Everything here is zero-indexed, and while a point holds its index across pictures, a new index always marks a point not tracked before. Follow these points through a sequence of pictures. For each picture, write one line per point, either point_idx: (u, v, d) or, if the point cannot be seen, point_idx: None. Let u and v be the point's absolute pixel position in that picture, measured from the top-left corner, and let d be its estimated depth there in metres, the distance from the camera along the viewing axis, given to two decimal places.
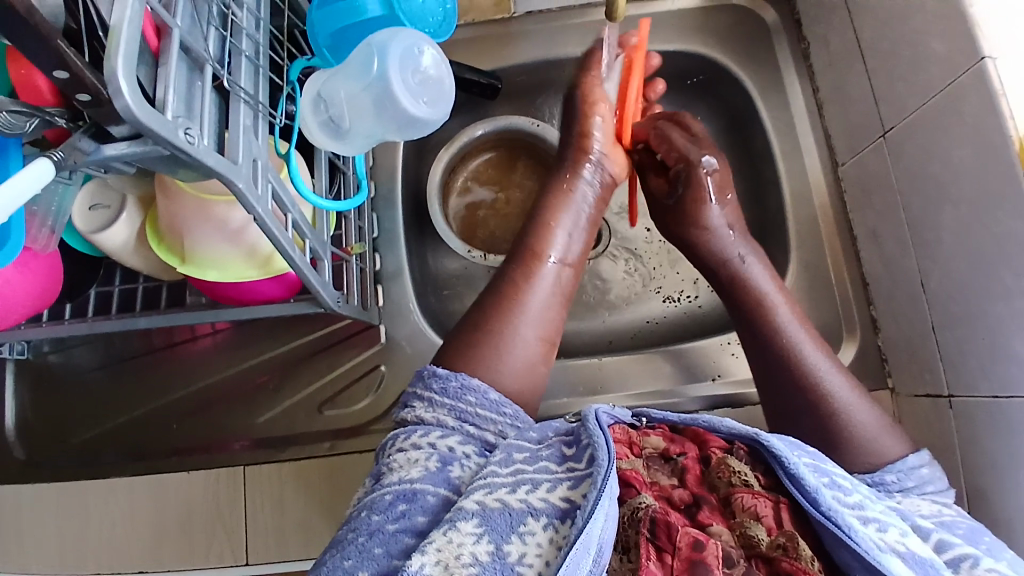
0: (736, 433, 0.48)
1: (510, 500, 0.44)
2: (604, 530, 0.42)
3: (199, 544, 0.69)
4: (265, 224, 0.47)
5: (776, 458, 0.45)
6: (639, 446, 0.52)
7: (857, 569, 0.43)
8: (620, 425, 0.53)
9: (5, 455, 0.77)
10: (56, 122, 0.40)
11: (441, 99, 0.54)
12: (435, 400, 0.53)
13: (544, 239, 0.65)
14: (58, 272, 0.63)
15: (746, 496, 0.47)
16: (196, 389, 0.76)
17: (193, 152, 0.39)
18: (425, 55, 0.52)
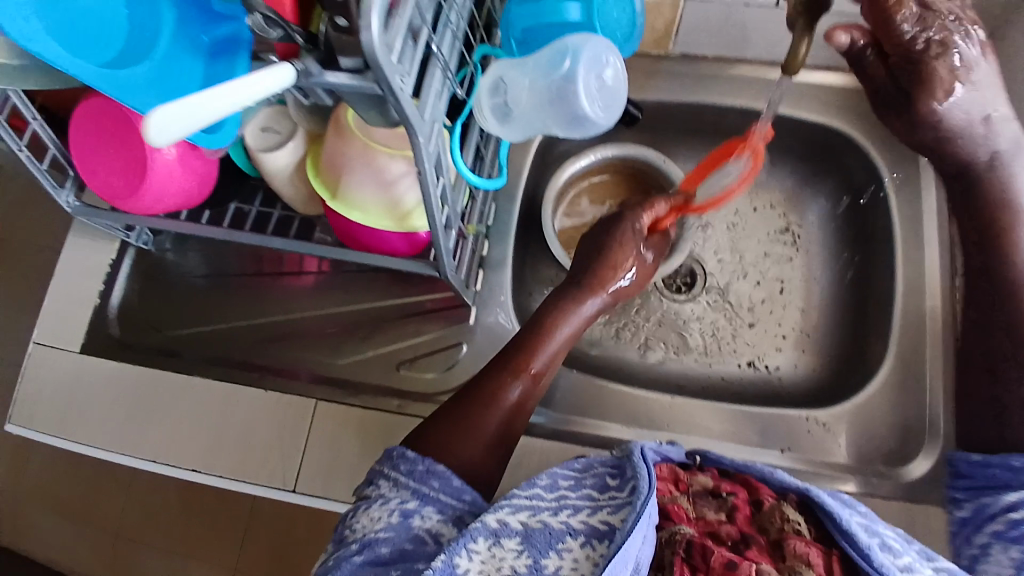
0: (787, 485, 0.50)
1: (548, 520, 0.46)
2: (641, 551, 0.44)
3: (253, 460, 0.72)
4: (426, 179, 0.51)
5: (830, 514, 0.47)
6: (685, 482, 0.54)
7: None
8: (666, 463, 0.55)
9: (100, 330, 0.82)
10: (295, 38, 0.43)
11: (609, 105, 0.58)
12: (399, 481, 0.49)
13: (533, 349, 0.61)
14: (209, 180, 0.69)
15: (798, 542, 0.47)
16: (287, 318, 0.81)
17: (400, 98, 0.42)
18: (610, 66, 0.56)
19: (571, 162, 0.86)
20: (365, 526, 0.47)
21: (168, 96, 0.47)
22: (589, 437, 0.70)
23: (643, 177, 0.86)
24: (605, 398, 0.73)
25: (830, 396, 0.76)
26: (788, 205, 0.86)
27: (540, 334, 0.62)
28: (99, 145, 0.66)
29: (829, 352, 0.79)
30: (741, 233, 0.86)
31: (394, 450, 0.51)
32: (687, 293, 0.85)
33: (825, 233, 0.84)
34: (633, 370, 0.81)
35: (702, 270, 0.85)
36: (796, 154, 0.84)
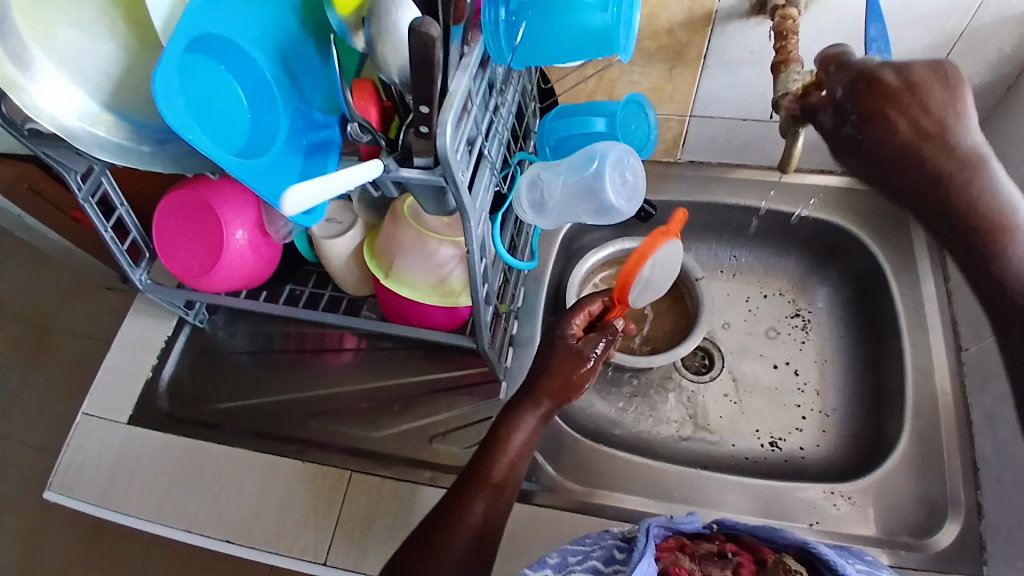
0: (790, 541, 0.54)
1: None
2: None
3: (289, 531, 0.74)
4: (474, 258, 0.58)
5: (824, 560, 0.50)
6: (692, 548, 0.57)
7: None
8: (675, 536, 0.58)
9: (149, 403, 0.86)
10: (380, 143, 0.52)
11: (630, 198, 0.64)
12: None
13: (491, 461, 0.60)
14: (272, 262, 0.77)
15: None
16: (326, 392, 0.85)
17: (462, 189, 0.50)
18: (631, 166, 0.63)
19: (594, 253, 0.93)
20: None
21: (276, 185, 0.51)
22: (619, 510, 0.73)
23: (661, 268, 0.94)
24: (631, 473, 0.76)
25: (853, 473, 0.78)
26: (797, 291, 0.92)
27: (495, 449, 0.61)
28: (174, 231, 0.75)
29: (847, 429, 0.82)
30: (753, 318, 0.92)
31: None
32: (706, 375, 0.89)
33: (835, 317, 0.89)
34: (657, 447, 0.84)
35: (719, 352, 0.90)
36: (800, 245, 0.92)
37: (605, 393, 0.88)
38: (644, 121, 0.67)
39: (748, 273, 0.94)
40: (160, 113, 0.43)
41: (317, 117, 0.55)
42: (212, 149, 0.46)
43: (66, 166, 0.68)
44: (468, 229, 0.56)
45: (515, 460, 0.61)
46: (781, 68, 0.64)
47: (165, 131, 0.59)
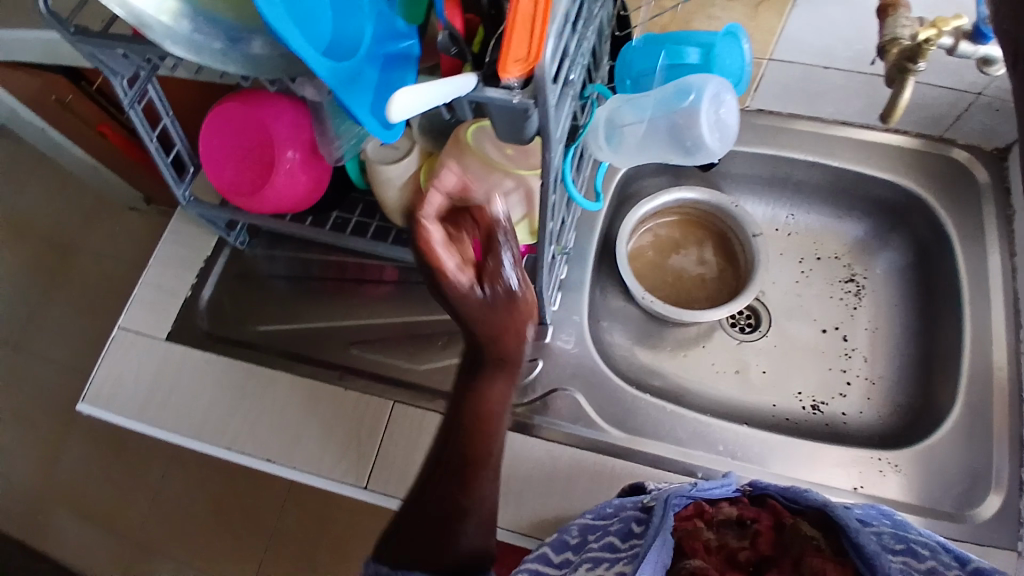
0: (814, 502, 0.55)
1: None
2: None
3: (330, 456, 0.75)
4: (546, 192, 0.55)
5: (838, 521, 0.51)
6: (711, 514, 0.59)
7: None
8: (696, 502, 0.60)
9: (189, 322, 0.85)
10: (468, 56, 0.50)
11: (716, 136, 0.60)
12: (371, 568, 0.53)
13: None
14: (323, 185, 0.75)
15: (815, 560, 0.51)
16: (369, 323, 0.84)
17: (548, 113, 0.47)
18: (724, 103, 0.59)
19: (647, 201, 0.91)
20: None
21: (359, 95, 0.48)
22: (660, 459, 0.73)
23: (719, 224, 0.91)
24: (674, 424, 0.75)
25: (896, 441, 0.78)
26: (853, 256, 0.90)
27: None
28: (224, 146, 0.72)
29: (892, 398, 0.81)
30: (804, 280, 0.90)
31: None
32: (752, 333, 0.87)
33: (891, 284, 0.87)
34: (698, 402, 0.83)
35: (766, 311, 0.88)
36: (861, 208, 0.89)
37: (647, 345, 0.87)
38: (740, 55, 0.64)
39: (804, 234, 0.92)
40: (255, 2, 0.41)
41: (399, 28, 0.51)
42: (298, 46, 0.44)
43: (112, 70, 0.65)
44: (547, 159, 0.52)
45: (494, 414, 0.49)
46: (889, 11, 0.57)
47: (239, 31, 0.51)
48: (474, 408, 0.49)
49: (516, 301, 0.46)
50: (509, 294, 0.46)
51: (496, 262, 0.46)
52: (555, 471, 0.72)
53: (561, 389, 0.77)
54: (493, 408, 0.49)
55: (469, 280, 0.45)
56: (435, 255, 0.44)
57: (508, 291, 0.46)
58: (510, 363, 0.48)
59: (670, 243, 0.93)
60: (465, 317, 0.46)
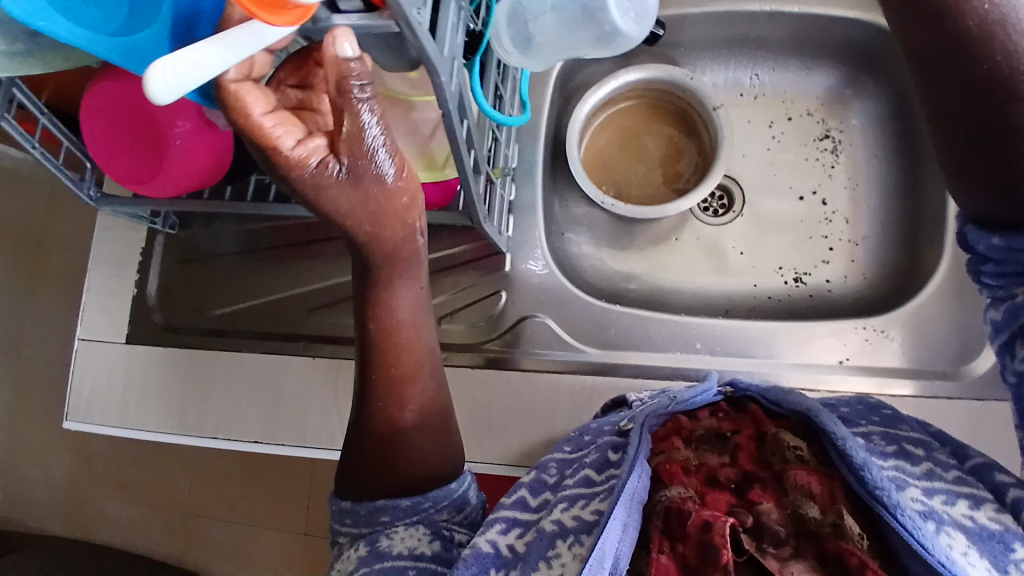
0: (798, 407, 0.53)
1: (544, 523, 0.50)
2: (621, 541, 0.45)
3: (312, 427, 0.74)
4: (451, 121, 0.50)
5: (826, 432, 0.48)
6: (688, 430, 0.57)
7: (905, 547, 0.44)
8: (671, 418, 0.58)
9: (144, 317, 0.82)
10: None
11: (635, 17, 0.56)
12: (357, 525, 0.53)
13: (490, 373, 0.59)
14: (228, 152, 0.69)
15: (800, 473, 0.50)
16: (324, 286, 0.79)
17: (418, 33, 0.41)
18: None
19: (594, 89, 0.82)
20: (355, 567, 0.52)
21: None
22: (638, 367, 0.71)
23: (682, 108, 0.83)
24: (650, 329, 0.73)
25: (887, 303, 0.74)
26: (827, 110, 0.82)
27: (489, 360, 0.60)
28: (110, 135, 0.65)
29: (879, 262, 0.77)
30: (775, 148, 0.82)
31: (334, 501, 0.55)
32: (725, 215, 0.82)
33: (869, 136, 0.80)
34: (679, 299, 0.80)
35: (739, 188, 0.82)
36: (832, 55, 0.80)
37: (617, 249, 0.82)
38: None
39: (772, 93, 0.83)
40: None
41: None
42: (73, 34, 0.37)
43: None
44: (439, 85, 0.46)
45: (409, 328, 0.53)
46: None
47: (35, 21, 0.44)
48: (384, 318, 0.52)
49: (383, 200, 0.45)
50: (377, 176, 0.43)
51: (354, 128, 0.40)
52: (538, 401, 0.71)
53: (531, 316, 0.74)
54: (408, 316, 0.53)
55: (316, 157, 0.41)
56: (268, 129, 0.41)
57: (375, 171, 0.43)
58: (410, 268, 0.51)
59: (635, 143, 0.85)
60: (336, 201, 0.44)
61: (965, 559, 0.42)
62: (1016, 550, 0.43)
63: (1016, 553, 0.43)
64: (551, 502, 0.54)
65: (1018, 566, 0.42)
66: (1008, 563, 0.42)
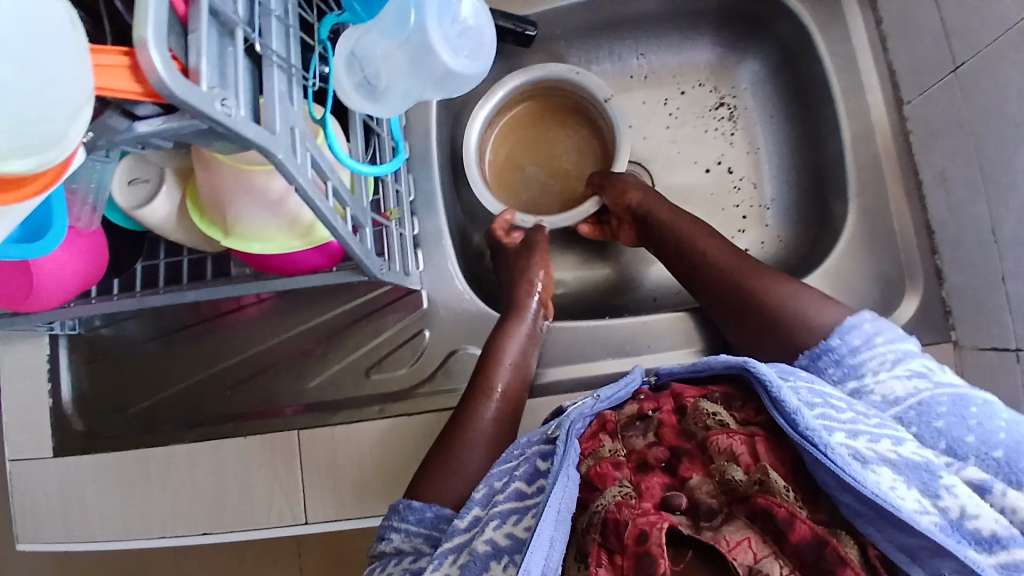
0: (728, 363, 0.50)
1: (476, 545, 0.48)
2: (548, 558, 0.43)
3: (260, 508, 0.72)
4: (307, 194, 0.46)
5: (763, 383, 0.47)
6: (613, 423, 0.54)
7: (838, 488, 0.42)
8: (596, 415, 0.55)
9: (66, 428, 0.78)
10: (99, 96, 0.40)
11: (480, 51, 0.53)
12: (410, 531, 0.55)
13: (490, 374, 0.66)
14: (102, 250, 0.65)
15: (721, 437, 0.47)
16: (243, 358, 0.77)
17: (231, 124, 0.38)
18: (463, 5, 0.52)
19: (482, 102, 0.79)
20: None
21: None
22: (571, 380, 0.71)
23: (583, 101, 0.79)
24: (577, 339, 0.72)
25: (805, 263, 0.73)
26: (717, 79, 0.81)
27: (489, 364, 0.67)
28: None
29: (792, 221, 0.77)
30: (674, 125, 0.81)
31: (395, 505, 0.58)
32: None
33: (761, 97, 0.80)
34: (606, 298, 0.79)
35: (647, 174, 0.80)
36: (710, 23, 0.79)
37: None
38: None
39: (660, 71, 0.81)
40: None
41: None
42: None
43: None
44: (281, 164, 0.43)
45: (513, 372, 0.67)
46: None
47: None
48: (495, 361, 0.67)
49: None
50: None
51: None
52: None
53: (457, 350, 0.73)
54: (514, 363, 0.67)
55: None
56: None
57: None
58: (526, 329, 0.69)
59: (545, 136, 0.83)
60: None
61: (893, 490, 0.41)
62: (941, 477, 0.42)
63: (942, 478, 0.42)
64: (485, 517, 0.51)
65: (948, 489, 0.41)
66: (939, 488, 0.41)
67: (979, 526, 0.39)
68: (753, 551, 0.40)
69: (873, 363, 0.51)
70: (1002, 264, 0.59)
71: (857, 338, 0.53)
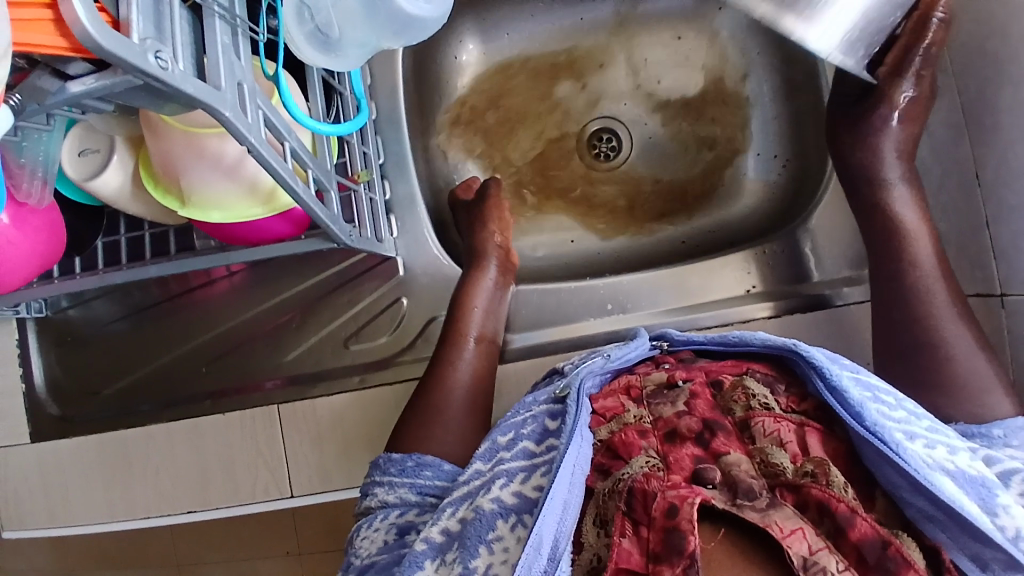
0: (773, 343, 0.49)
1: (481, 502, 0.46)
2: (561, 521, 0.42)
3: (243, 483, 0.71)
4: (262, 155, 0.44)
5: (818, 369, 0.45)
6: (639, 388, 0.51)
7: (906, 490, 0.41)
8: (621, 375, 0.53)
9: (40, 412, 0.76)
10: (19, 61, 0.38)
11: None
12: (394, 481, 0.53)
13: (464, 317, 0.66)
14: (60, 226, 0.62)
15: (767, 421, 0.45)
16: (218, 334, 0.75)
17: (167, 80, 0.35)
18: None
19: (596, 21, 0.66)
20: (369, 549, 0.50)
21: None
22: (552, 342, 0.70)
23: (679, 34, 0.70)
24: (558, 300, 0.71)
25: (786, 216, 0.72)
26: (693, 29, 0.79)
27: (458, 309, 0.67)
28: None
29: (775, 174, 0.75)
30: (650, 80, 0.80)
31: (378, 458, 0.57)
32: (614, 160, 0.80)
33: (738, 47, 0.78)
34: (586, 258, 0.77)
35: (623, 129, 0.80)
36: None
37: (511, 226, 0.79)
38: None
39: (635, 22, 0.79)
40: None
41: None
42: None
43: None
44: (228, 125, 0.40)
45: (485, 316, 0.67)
46: None
47: None
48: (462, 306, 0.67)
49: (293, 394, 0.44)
50: None
51: None
52: None
53: (436, 317, 0.72)
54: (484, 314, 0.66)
55: None
56: None
57: None
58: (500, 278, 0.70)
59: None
60: None
61: (957, 498, 0.39)
62: (998, 494, 0.41)
63: (1000, 496, 0.41)
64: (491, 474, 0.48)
65: (1005, 508, 0.40)
66: (996, 506, 0.40)
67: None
68: (808, 542, 0.37)
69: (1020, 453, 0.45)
70: (985, 206, 0.58)
71: (1000, 431, 0.47)
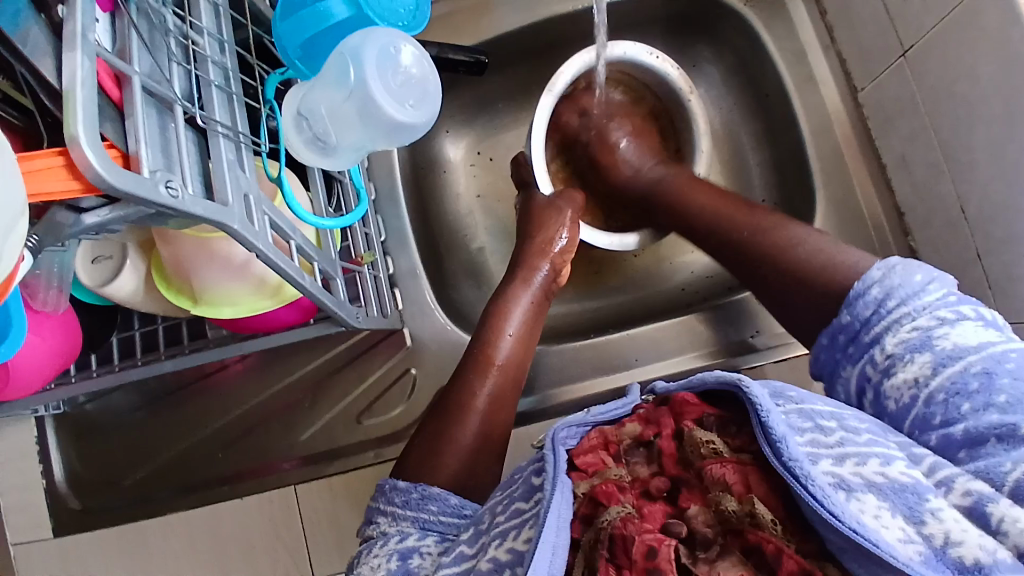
0: (719, 381, 0.44)
1: (479, 564, 0.43)
2: (553, 564, 0.39)
3: (265, 567, 0.71)
4: (270, 259, 0.46)
5: (754, 407, 0.41)
6: (616, 443, 0.46)
7: (820, 523, 0.37)
8: (596, 427, 0.48)
9: (61, 507, 0.76)
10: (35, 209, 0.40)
11: (426, 99, 0.51)
12: (398, 513, 0.51)
13: (490, 343, 0.64)
14: (73, 327, 0.64)
15: (714, 466, 0.41)
16: (231, 419, 0.76)
17: (178, 206, 0.37)
18: (404, 54, 0.50)
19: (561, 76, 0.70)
20: (368, 574, 0.47)
21: None
22: (561, 402, 0.71)
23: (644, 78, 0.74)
24: (566, 357, 0.72)
25: None
26: None
27: (491, 331, 0.65)
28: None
29: None
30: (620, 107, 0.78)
31: (382, 480, 0.54)
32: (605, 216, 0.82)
33: (717, 95, 0.80)
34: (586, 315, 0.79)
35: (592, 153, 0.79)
36: (658, 31, 0.80)
37: None
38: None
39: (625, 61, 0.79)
40: None
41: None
42: None
43: None
44: (239, 235, 0.43)
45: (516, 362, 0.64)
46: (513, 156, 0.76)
47: None
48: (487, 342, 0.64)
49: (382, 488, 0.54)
50: None
51: None
52: None
53: (446, 385, 0.73)
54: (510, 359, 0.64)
55: None
56: None
57: None
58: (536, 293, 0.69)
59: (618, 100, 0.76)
60: None
61: (877, 522, 0.37)
62: (929, 500, 0.38)
63: (929, 501, 0.38)
64: (485, 539, 0.45)
65: (935, 513, 0.37)
66: (924, 513, 0.37)
67: (963, 555, 0.36)
68: None
69: (888, 336, 0.47)
70: (974, 240, 0.59)
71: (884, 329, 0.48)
